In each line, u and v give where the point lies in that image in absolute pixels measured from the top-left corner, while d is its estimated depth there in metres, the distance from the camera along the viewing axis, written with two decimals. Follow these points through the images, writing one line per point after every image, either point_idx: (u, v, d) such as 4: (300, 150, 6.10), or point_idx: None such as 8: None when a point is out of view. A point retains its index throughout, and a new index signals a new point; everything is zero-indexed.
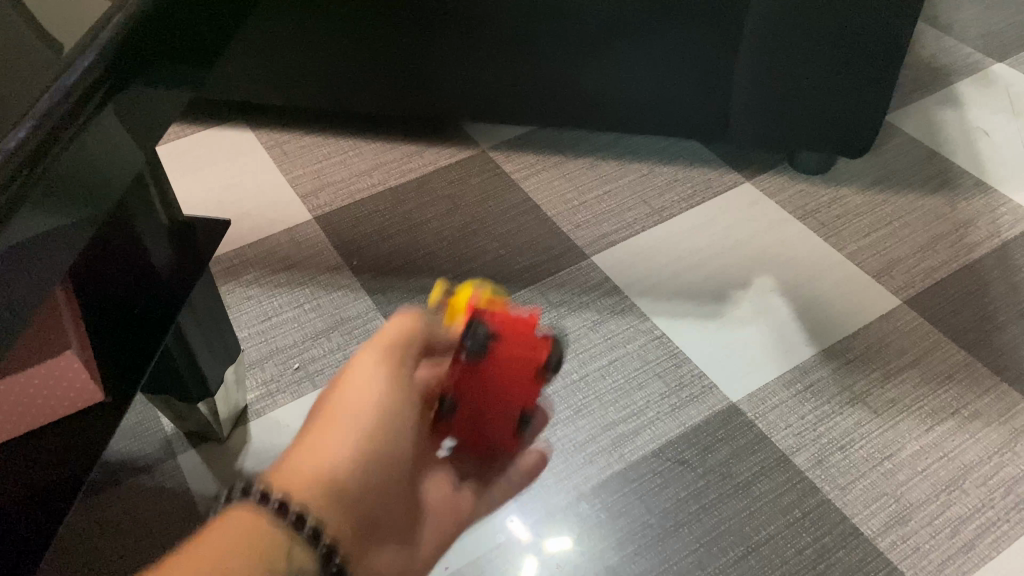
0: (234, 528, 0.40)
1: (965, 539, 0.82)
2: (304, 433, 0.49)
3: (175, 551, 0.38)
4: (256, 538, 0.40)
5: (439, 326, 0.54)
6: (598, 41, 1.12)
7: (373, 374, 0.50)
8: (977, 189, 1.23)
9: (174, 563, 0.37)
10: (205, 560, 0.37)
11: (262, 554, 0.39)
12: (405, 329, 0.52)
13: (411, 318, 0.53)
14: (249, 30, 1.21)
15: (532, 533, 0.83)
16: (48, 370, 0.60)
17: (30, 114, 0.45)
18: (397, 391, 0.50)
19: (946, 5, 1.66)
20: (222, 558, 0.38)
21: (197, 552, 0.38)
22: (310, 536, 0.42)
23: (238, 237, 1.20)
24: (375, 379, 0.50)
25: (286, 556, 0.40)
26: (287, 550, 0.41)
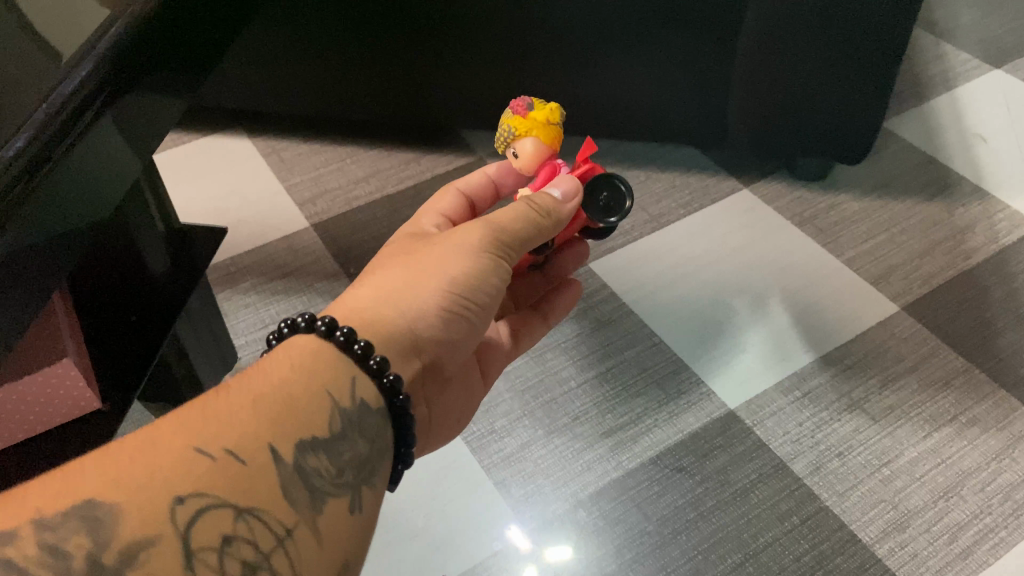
0: (290, 354, 0.46)
1: (964, 546, 0.81)
2: (398, 260, 0.57)
3: (239, 372, 0.44)
4: (309, 367, 0.45)
5: (550, 203, 0.58)
6: (594, 50, 1.13)
7: (473, 235, 0.56)
8: (974, 195, 1.23)
9: (237, 385, 0.43)
10: (263, 389, 0.42)
11: (312, 383, 0.44)
12: (514, 220, 0.57)
13: (524, 207, 0.58)
14: (248, 39, 1.22)
15: (530, 542, 0.83)
16: (44, 377, 0.60)
17: (28, 126, 0.46)
18: (473, 277, 0.55)
19: (942, 12, 1.67)
20: (279, 385, 0.43)
21: (258, 375, 0.43)
22: (359, 353, 0.47)
23: (236, 244, 1.20)
24: (465, 249, 0.56)
25: (336, 388, 0.45)
26: (338, 387, 0.45)
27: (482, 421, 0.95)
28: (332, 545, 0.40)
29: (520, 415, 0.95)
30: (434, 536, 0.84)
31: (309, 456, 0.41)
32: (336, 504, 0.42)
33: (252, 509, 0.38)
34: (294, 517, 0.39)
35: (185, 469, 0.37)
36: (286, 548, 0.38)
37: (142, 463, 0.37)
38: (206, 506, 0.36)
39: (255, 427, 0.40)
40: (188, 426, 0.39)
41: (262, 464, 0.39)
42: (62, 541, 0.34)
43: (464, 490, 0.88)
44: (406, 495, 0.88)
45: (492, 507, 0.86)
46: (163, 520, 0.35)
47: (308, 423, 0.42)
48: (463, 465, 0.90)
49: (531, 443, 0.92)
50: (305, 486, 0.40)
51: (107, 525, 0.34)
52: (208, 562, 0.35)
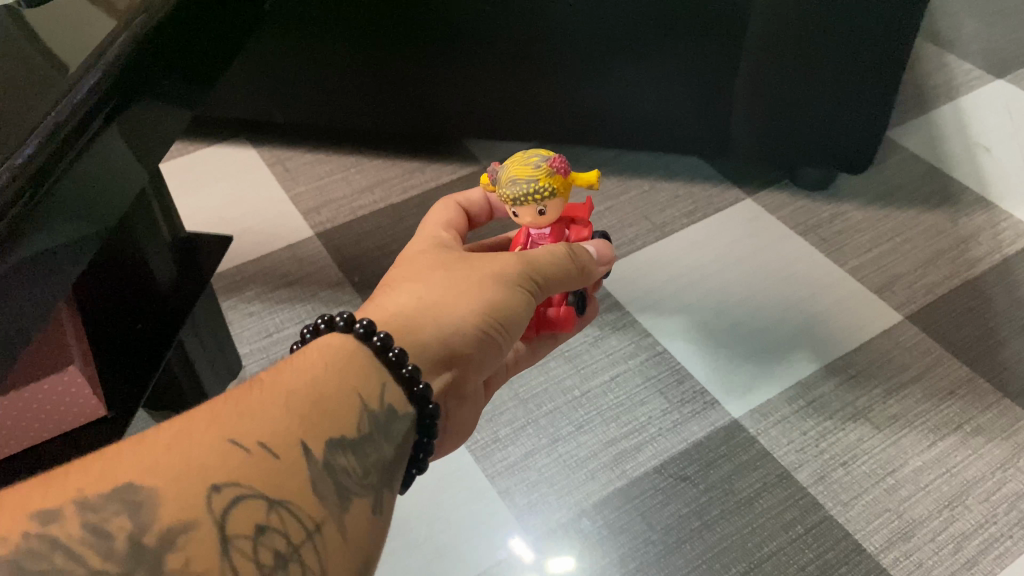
0: (322, 354, 0.46)
1: (969, 555, 0.81)
2: (433, 273, 0.56)
3: (271, 369, 0.44)
4: (341, 368, 0.45)
5: (588, 260, 0.61)
6: (597, 60, 1.14)
7: (509, 265, 0.56)
8: (977, 205, 1.23)
9: (271, 382, 0.43)
10: (296, 385, 0.42)
11: (343, 382, 0.44)
12: (550, 262, 0.58)
13: (559, 251, 0.59)
14: (254, 49, 1.23)
15: (534, 552, 0.83)
16: (49, 384, 0.60)
17: (37, 132, 0.46)
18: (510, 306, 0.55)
19: (944, 24, 1.68)
20: (312, 382, 0.43)
21: (291, 372, 0.44)
22: (392, 359, 0.47)
23: (241, 253, 1.20)
24: (497, 278, 0.56)
25: (367, 389, 0.45)
26: (369, 389, 0.45)
27: (486, 430, 0.95)
28: (359, 541, 0.40)
29: (524, 424, 0.95)
30: (438, 544, 0.84)
31: (339, 454, 0.41)
32: (364, 503, 0.41)
33: (284, 502, 0.37)
34: (323, 513, 0.39)
35: (220, 460, 0.37)
36: (315, 543, 0.37)
37: (179, 454, 0.37)
38: (239, 496, 0.36)
39: (287, 422, 0.40)
40: (225, 419, 0.40)
41: (294, 459, 0.39)
42: (104, 522, 0.34)
43: (467, 498, 0.88)
44: (409, 503, 0.88)
45: (496, 516, 0.86)
46: (198, 508, 0.35)
47: (340, 423, 0.42)
48: (467, 474, 0.90)
49: (535, 452, 0.92)
50: (335, 483, 0.40)
51: (145, 510, 0.35)
52: (242, 550, 0.35)
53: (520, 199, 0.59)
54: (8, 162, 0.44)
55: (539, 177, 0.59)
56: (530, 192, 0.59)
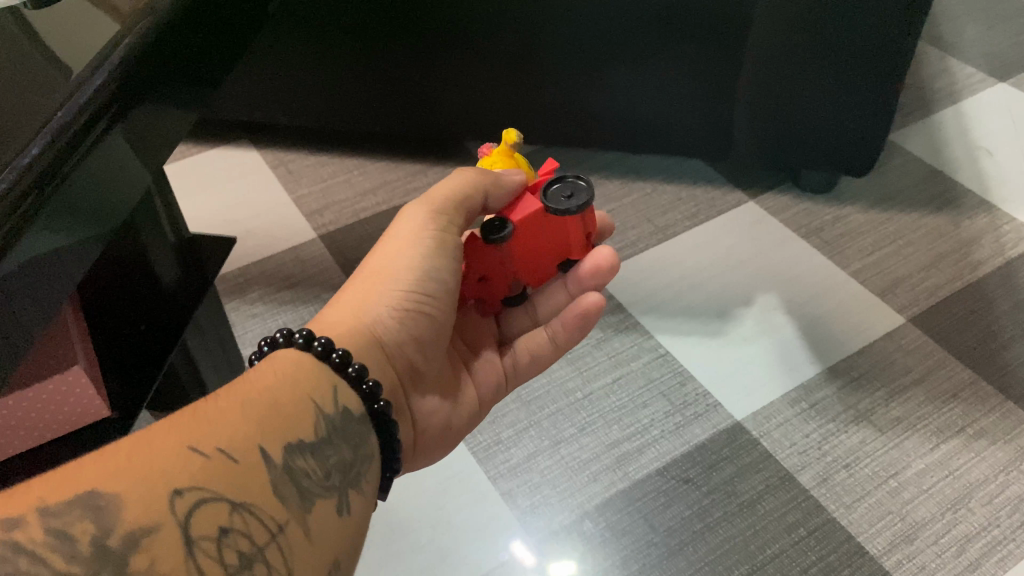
0: (275, 363, 0.47)
1: (972, 558, 0.80)
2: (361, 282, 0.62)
3: (227, 384, 0.45)
4: (295, 375, 0.47)
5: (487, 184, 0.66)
6: (600, 63, 1.14)
7: (412, 238, 0.62)
8: (980, 208, 1.23)
9: (228, 392, 0.44)
10: (251, 394, 0.44)
11: (299, 388, 0.46)
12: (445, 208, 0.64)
13: (451, 192, 0.65)
14: (258, 52, 1.24)
15: (536, 555, 0.82)
16: (54, 384, 0.60)
17: (43, 133, 0.47)
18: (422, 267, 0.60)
19: (947, 27, 1.68)
20: (267, 390, 0.45)
21: (246, 382, 0.45)
22: (339, 361, 0.49)
23: (244, 255, 1.21)
24: (404, 246, 0.62)
25: (321, 394, 0.47)
26: (323, 394, 0.47)
27: (488, 432, 0.95)
28: (324, 540, 0.41)
29: (527, 426, 0.95)
30: (440, 546, 0.84)
31: (299, 457, 0.42)
32: (327, 503, 0.42)
33: (245, 505, 0.38)
34: (286, 513, 0.40)
35: (181, 464, 0.38)
36: (280, 542, 0.38)
37: (138, 460, 0.38)
38: (201, 499, 0.37)
39: (246, 428, 0.41)
40: (183, 425, 0.40)
41: (254, 463, 0.40)
42: (68, 526, 0.34)
43: (470, 500, 0.88)
44: (411, 506, 0.88)
45: (499, 519, 0.86)
46: (162, 511, 0.36)
47: (296, 428, 0.43)
48: (469, 476, 0.90)
49: (537, 453, 0.92)
50: (296, 486, 0.41)
51: (109, 514, 0.35)
52: (207, 551, 0.36)
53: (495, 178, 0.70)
54: (13, 164, 0.45)
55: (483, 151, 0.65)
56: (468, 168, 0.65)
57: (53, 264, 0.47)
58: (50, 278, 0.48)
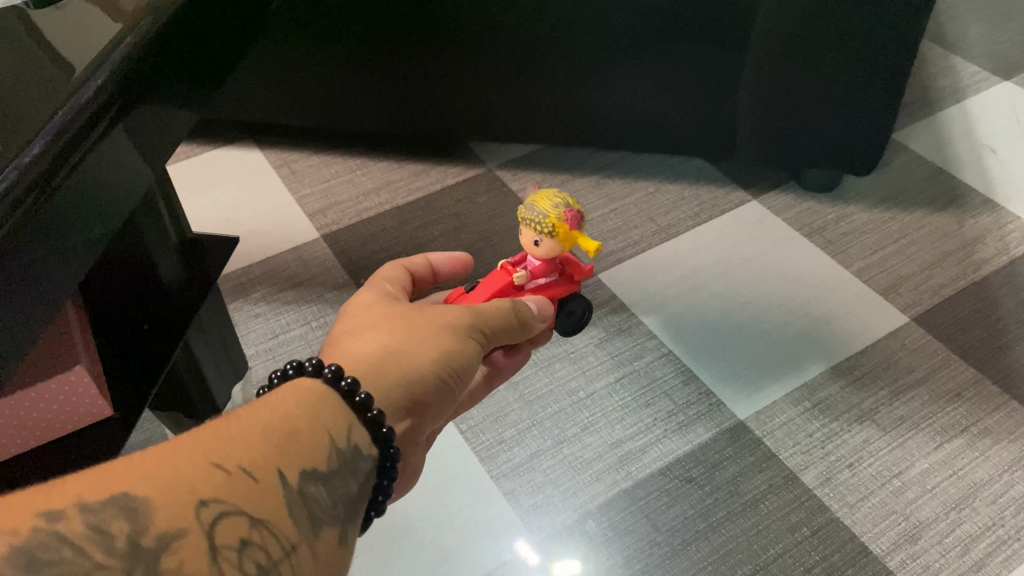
0: (296, 392, 0.45)
1: (976, 558, 0.80)
2: (388, 321, 0.56)
3: (247, 404, 0.44)
4: (314, 405, 0.45)
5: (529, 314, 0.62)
6: (602, 61, 1.14)
7: (462, 317, 0.57)
8: (983, 207, 1.22)
9: (252, 410, 0.43)
10: (274, 416, 0.43)
11: (316, 420, 0.44)
12: (502, 316, 0.60)
13: (505, 306, 0.60)
14: (259, 51, 1.24)
15: (540, 555, 0.82)
16: (58, 382, 0.60)
17: (43, 133, 0.47)
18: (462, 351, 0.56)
19: (951, 26, 1.67)
20: (288, 415, 0.43)
21: (267, 406, 0.43)
22: (360, 403, 0.47)
23: (247, 255, 1.21)
24: (455, 329, 0.57)
25: (337, 426, 0.45)
26: (339, 427, 0.45)
27: (491, 431, 0.95)
28: (328, 568, 0.40)
29: (529, 426, 0.95)
30: (443, 546, 0.84)
31: (313, 484, 0.41)
32: (333, 533, 0.41)
33: (264, 522, 0.38)
34: (297, 536, 0.39)
35: (206, 476, 0.38)
36: (292, 562, 0.38)
37: (166, 469, 0.38)
38: (225, 511, 0.37)
39: (268, 447, 0.40)
40: (209, 439, 0.40)
41: (273, 483, 0.39)
42: (104, 523, 0.35)
43: (472, 501, 0.88)
44: (414, 505, 0.88)
45: (503, 518, 0.86)
46: (189, 518, 0.36)
47: (314, 454, 0.42)
48: (472, 476, 0.90)
49: (540, 453, 0.92)
50: (308, 511, 0.40)
51: (139, 515, 0.35)
52: (229, 561, 0.35)
53: (528, 222, 0.63)
54: (15, 162, 0.44)
55: (550, 216, 0.62)
56: (537, 223, 0.62)
57: (56, 262, 0.48)
58: (54, 275, 0.48)
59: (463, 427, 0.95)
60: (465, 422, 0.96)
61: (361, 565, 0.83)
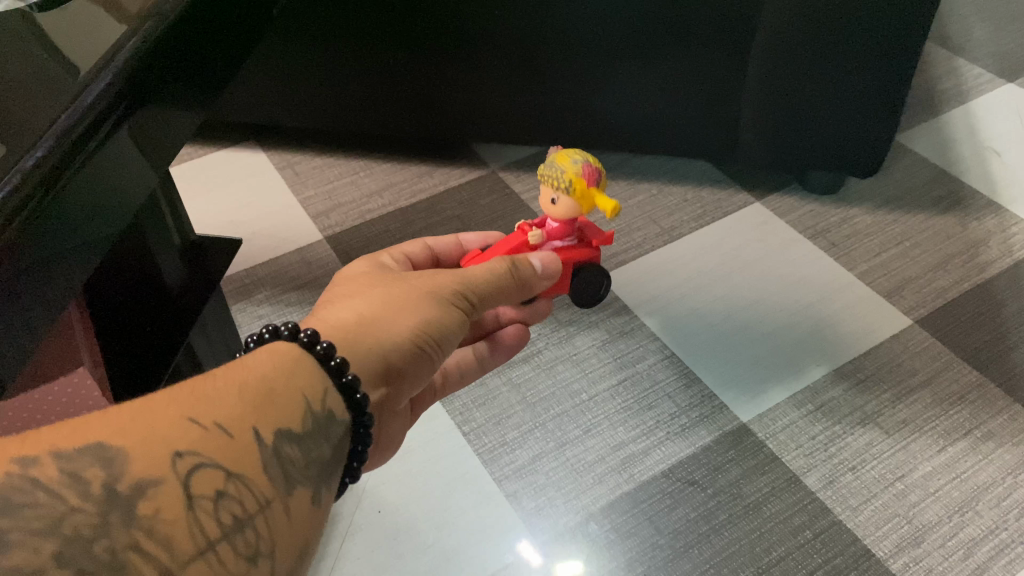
0: (273, 354, 0.45)
1: (979, 561, 0.80)
2: (369, 289, 0.57)
3: (221, 366, 0.43)
4: (290, 368, 0.45)
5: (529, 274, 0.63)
6: (605, 64, 1.14)
7: (442, 282, 0.58)
8: (987, 209, 1.22)
9: (227, 370, 0.43)
10: (249, 377, 0.43)
11: (292, 382, 0.44)
12: (485, 282, 0.60)
13: (498, 270, 0.61)
14: (264, 54, 1.24)
15: (543, 556, 0.82)
16: (60, 386, 0.62)
17: (49, 135, 0.47)
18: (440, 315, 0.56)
19: (955, 27, 1.67)
20: (263, 377, 0.43)
21: (243, 367, 0.43)
22: (337, 368, 0.47)
23: (250, 256, 1.21)
24: (434, 295, 0.57)
25: (312, 390, 0.45)
26: (315, 391, 0.45)
27: (493, 433, 0.95)
28: (301, 526, 0.40)
29: (531, 427, 0.95)
30: (446, 547, 0.84)
31: (288, 445, 0.41)
32: (307, 493, 0.41)
33: (239, 476, 0.38)
34: (271, 492, 0.39)
35: (182, 429, 0.38)
36: (266, 517, 0.38)
37: (142, 422, 0.38)
38: (201, 463, 0.37)
39: (244, 406, 0.40)
40: (183, 396, 0.40)
41: (248, 441, 0.39)
42: (80, 469, 0.34)
43: (475, 503, 0.88)
44: (417, 507, 0.88)
45: (505, 520, 0.86)
46: (164, 467, 0.36)
47: (289, 416, 0.42)
48: (475, 478, 0.90)
49: (542, 455, 0.92)
50: (282, 470, 0.40)
51: (116, 464, 0.35)
52: (205, 508, 0.36)
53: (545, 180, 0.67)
54: (19, 166, 0.45)
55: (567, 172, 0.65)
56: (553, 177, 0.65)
57: (63, 262, 0.48)
58: (60, 275, 0.48)
59: (465, 429, 0.96)
60: (468, 424, 0.96)
61: (364, 567, 0.83)
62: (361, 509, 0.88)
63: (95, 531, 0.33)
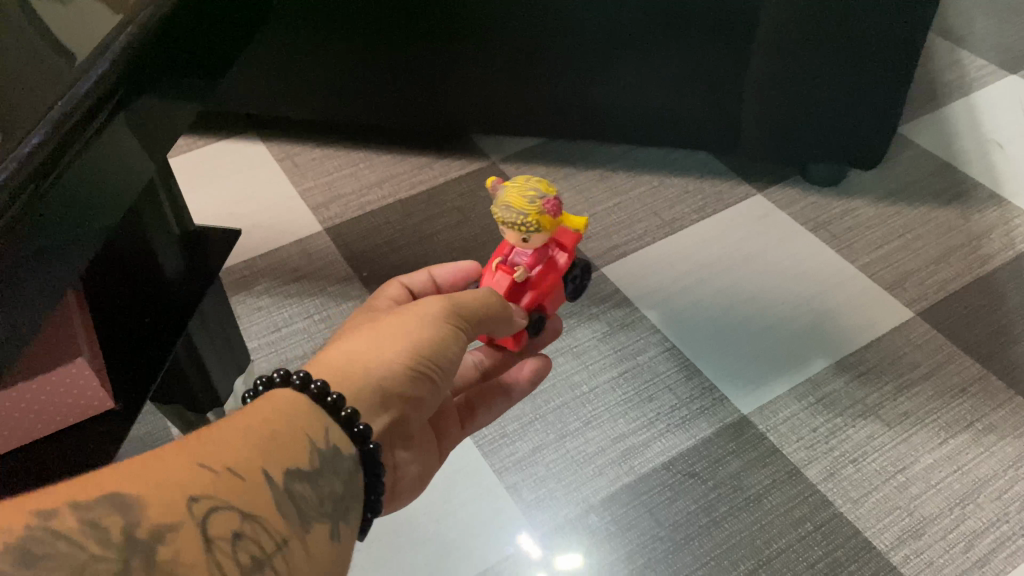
0: (271, 402, 0.45)
1: (981, 554, 0.80)
2: (362, 327, 0.57)
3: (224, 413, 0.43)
4: (290, 412, 0.45)
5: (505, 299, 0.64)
6: (607, 54, 1.13)
7: (431, 306, 0.58)
8: (989, 201, 1.22)
9: (230, 418, 0.43)
10: (252, 422, 0.42)
11: (293, 424, 0.44)
12: (476, 303, 0.60)
13: (483, 295, 0.62)
14: (262, 44, 1.23)
15: (543, 548, 0.82)
16: (59, 376, 0.60)
17: (43, 122, 0.46)
18: (435, 336, 0.56)
19: (958, 19, 1.66)
20: (265, 420, 0.43)
21: (245, 413, 0.43)
22: (333, 404, 0.47)
23: (249, 247, 1.21)
24: (426, 318, 0.56)
25: (314, 429, 0.45)
26: (317, 428, 0.45)
27: (493, 425, 0.95)
28: (321, 562, 0.41)
29: (532, 420, 0.95)
30: (446, 539, 0.84)
31: (298, 483, 0.41)
32: (322, 529, 0.42)
33: (254, 516, 0.38)
34: (287, 530, 0.39)
35: (193, 474, 0.38)
36: (284, 555, 0.38)
37: (152, 470, 0.37)
38: (216, 505, 0.37)
39: (251, 449, 0.40)
40: (189, 444, 0.40)
41: (260, 482, 0.39)
42: (99, 518, 0.34)
43: (474, 495, 0.88)
44: (417, 500, 0.88)
45: (506, 512, 0.86)
46: (180, 512, 0.36)
47: (294, 456, 0.42)
48: (474, 470, 0.90)
49: (542, 447, 0.92)
50: (295, 507, 0.40)
51: (132, 511, 0.35)
52: (224, 550, 0.36)
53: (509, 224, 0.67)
54: (14, 152, 0.44)
55: (529, 212, 0.66)
56: (519, 223, 0.66)
57: (61, 256, 0.48)
58: (58, 270, 0.48)
59: None
60: None
61: (364, 559, 0.83)
62: None
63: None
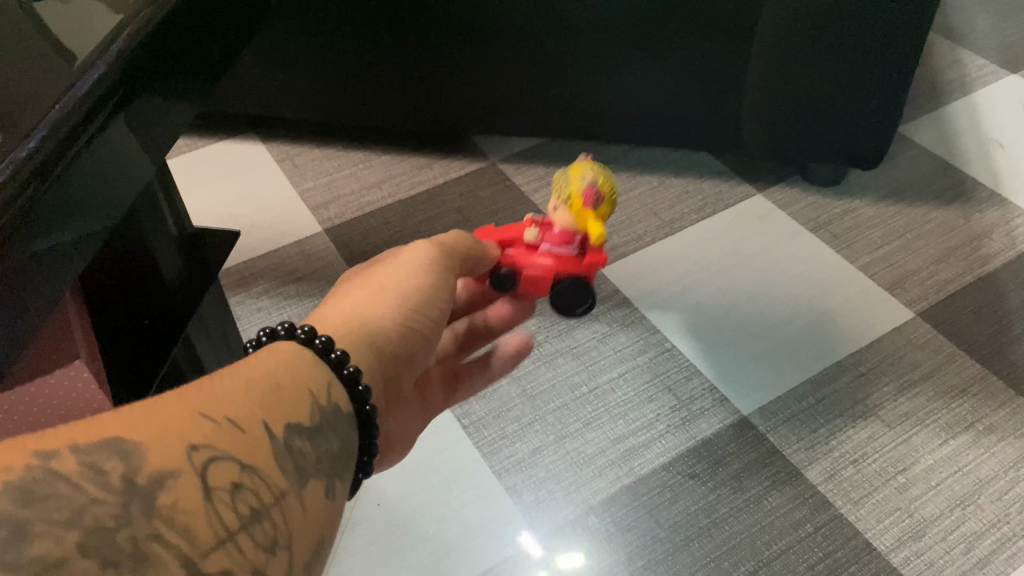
0: (274, 354, 0.45)
1: (981, 555, 0.80)
2: (351, 286, 0.58)
3: (229, 365, 0.43)
4: (293, 364, 0.44)
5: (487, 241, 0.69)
6: (608, 57, 1.13)
7: (420, 256, 0.59)
8: (990, 202, 1.21)
9: (234, 369, 0.42)
10: (257, 376, 0.42)
11: (296, 379, 0.43)
12: (456, 246, 0.63)
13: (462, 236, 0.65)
14: (261, 45, 1.23)
15: (542, 548, 0.82)
16: (58, 378, 0.59)
17: (45, 121, 0.46)
18: (428, 285, 0.58)
19: (958, 18, 1.66)
20: (268, 375, 0.43)
21: (249, 366, 0.43)
22: (337, 360, 0.47)
23: (249, 249, 1.21)
24: (416, 269, 0.58)
25: (316, 385, 0.44)
26: (319, 384, 0.44)
27: (493, 426, 0.95)
28: (318, 520, 0.39)
29: (531, 421, 0.95)
30: (445, 541, 0.84)
31: (299, 438, 0.40)
32: (320, 486, 0.40)
33: (254, 467, 0.37)
34: (285, 484, 0.38)
35: (195, 423, 0.37)
36: (280, 509, 0.37)
37: (153, 417, 0.36)
38: (217, 454, 0.36)
39: (254, 402, 0.40)
40: (194, 394, 0.39)
41: (261, 434, 0.38)
42: (98, 462, 0.33)
43: (473, 497, 0.88)
44: (416, 501, 0.88)
45: (506, 514, 0.86)
46: (180, 459, 0.34)
47: (295, 411, 0.41)
48: (473, 471, 0.90)
49: (542, 448, 0.92)
50: (295, 462, 0.39)
51: (133, 456, 0.34)
52: (223, 499, 0.34)
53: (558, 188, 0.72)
54: (10, 157, 0.43)
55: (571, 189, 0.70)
56: (560, 187, 0.71)
57: (61, 256, 0.48)
58: (60, 270, 0.48)
59: (465, 421, 0.95)
60: (467, 417, 0.96)
61: (363, 561, 0.83)
62: (361, 503, 0.88)
63: (117, 521, 0.31)
